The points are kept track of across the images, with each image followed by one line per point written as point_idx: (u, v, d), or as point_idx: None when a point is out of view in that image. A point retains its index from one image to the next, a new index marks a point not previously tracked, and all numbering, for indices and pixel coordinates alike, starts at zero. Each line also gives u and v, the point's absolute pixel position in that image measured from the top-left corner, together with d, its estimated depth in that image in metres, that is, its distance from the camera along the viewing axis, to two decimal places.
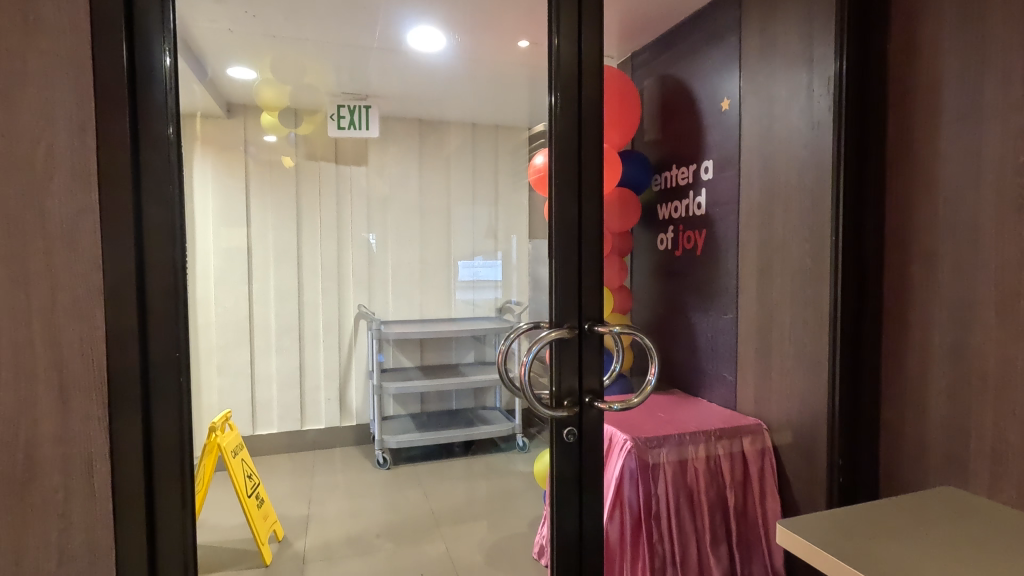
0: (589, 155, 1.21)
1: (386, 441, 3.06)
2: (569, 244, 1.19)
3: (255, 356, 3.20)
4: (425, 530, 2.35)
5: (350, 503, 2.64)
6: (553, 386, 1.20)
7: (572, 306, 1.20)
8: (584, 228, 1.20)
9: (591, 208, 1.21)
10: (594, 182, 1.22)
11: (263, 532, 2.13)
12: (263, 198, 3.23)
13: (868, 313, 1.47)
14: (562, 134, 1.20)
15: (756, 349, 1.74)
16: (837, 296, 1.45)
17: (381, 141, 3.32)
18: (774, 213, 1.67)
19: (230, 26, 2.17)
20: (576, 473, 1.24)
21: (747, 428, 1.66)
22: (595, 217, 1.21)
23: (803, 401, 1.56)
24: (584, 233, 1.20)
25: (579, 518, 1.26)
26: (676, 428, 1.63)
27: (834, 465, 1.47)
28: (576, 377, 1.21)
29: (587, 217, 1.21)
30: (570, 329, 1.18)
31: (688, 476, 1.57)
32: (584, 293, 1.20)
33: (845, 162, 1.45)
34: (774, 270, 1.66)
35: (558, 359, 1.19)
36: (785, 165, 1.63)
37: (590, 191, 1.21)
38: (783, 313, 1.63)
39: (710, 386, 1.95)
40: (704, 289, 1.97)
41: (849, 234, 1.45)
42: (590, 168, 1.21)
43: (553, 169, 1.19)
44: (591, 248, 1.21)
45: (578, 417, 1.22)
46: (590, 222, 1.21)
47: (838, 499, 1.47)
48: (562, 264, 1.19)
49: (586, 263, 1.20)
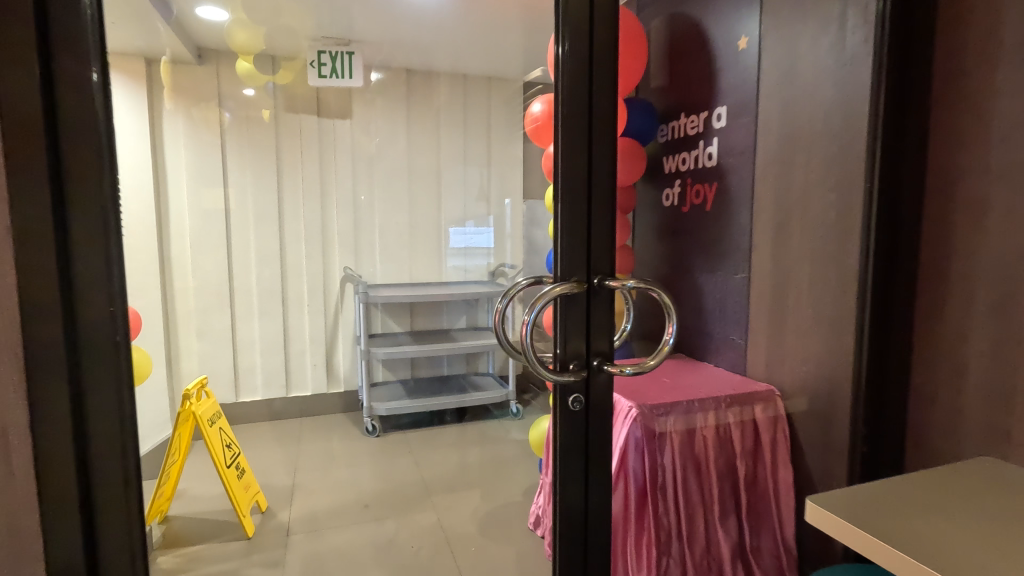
0: (601, 86, 1.04)
1: (375, 408, 2.94)
2: (578, 189, 1.04)
3: (236, 321, 3.07)
4: (417, 498, 2.26)
5: (339, 471, 2.54)
6: (557, 348, 1.07)
7: (580, 260, 1.05)
8: (594, 174, 1.05)
9: (602, 151, 1.05)
10: (608, 121, 1.05)
11: (245, 504, 2.01)
12: (240, 154, 3.00)
13: (900, 271, 1.34)
14: (569, 65, 1.03)
15: (769, 310, 1.62)
16: (869, 252, 1.32)
17: (367, 93, 3.11)
18: (794, 163, 1.52)
19: None
20: (582, 441, 1.12)
21: (759, 394, 1.55)
22: (608, 161, 1.06)
23: (821, 366, 1.45)
24: (594, 178, 1.05)
25: (585, 490, 1.15)
26: (685, 394, 1.52)
27: (857, 434, 1.37)
28: (583, 338, 1.08)
29: (597, 161, 1.05)
30: (578, 284, 1.05)
31: (696, 445, 1.47)
32: (593, 244, 1.06)
33: (884, 103, 1.30)
34: (794, 224, 1.52)
35: (563, 317, 1.06)
36: (809, 109, 1.47)
37: (602, 133, 1.05)
38: (801, 272, 1.50)
39: (716, 350, 1.84)
40: (713, 247, 1.84)
41: (886, 184, 1.31)
42: (602, 105, 1.05)
43: (560, 103, 1.03)
44: (602, 194, 1.06)
45: (585, 383, 1.09)
46: (602, 167, 1.06)
47: (859, 470, 1.38)
48: (568, 211, 1.04)
49: (596, 212, 1.06)
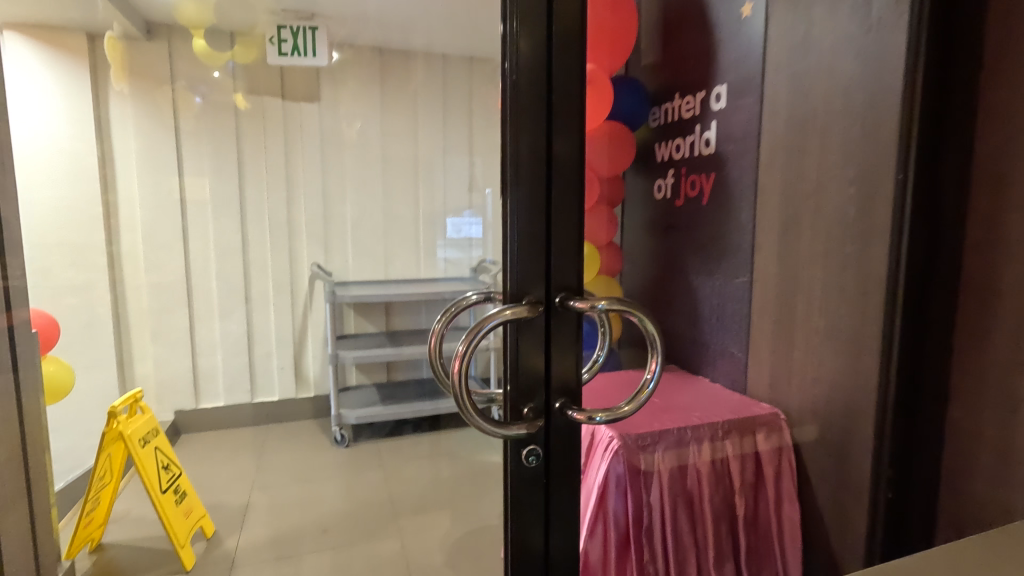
0: (565, 37, 0.77)
1: (343, 417, 2.72)
2: (533, 181, 0.78)
3: (195, 321, 2.84)
4: (380, 521, 2.05)
5: (300, 487, 2.31)
6: (507, 388, 0.80)
7: (538, 272, 0.79)
8: (554, 162, 0.78)
9: (565, 130, 0.78)
10: (573, 91, 0.78)
11: (184, 534, 1.80)
12: (198, 140, 2.74)
13: (938, 282, 1.10)
14: (523, 6, 0.75)
15: (774, 320, 1.40)
16: (902, 258, 1.09)
17: (336, 73, 2.85)
18: (806, 149, 1.29)
19: None
20: (542, 473, 0.85)
21: (761, 419, 1.34)
22: (573, 143, 0.79)
23: (835, 388, 1.23)
24: (552, 166, 0.78)
25: (545, 533, 0.88)
26: (675, 419, 1.31)
27: (881, 477, 1.14)
28: (541, 374, 0.81)
29: (558, 144, 0.78)
30: (535, 305, 0.78)
31: (688, 481, 1.26)
32: (552, 253, 0.79)
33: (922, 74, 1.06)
34: (804, 221, 1.30)
35: (514, 347, 0.79)
36: (824, 85, 1.25)
37: (565, 106, 0.78)
38: (813, 278, 1.28)
39: (712, 362, 1.62)
40: (710, 247, 1.62)
41: (922, 175, 1.08)
42: (565, 69, 0.77)
43: (509, 59, 0.75)
44: (565, 187, 0.79)
45: (544, 431, 0.82)
46: (564, 151, 0.78)
47: (883, 520, 1.15)
48: (519, 209, 0.78)
49: (556, 211, 0.79)
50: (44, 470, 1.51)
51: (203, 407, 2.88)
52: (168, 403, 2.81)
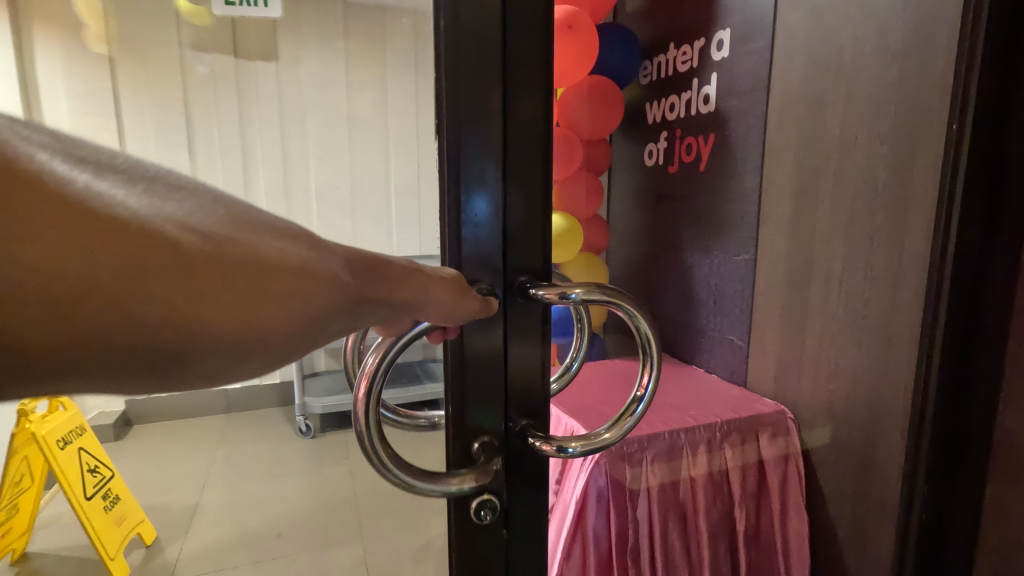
0: None
1: (309, 406, 2.43)
2: (484, 142, 0.55)
3: None
4: (342, 521, 1.88)
5: (258, 483, 2.11)
6: (451, 412, 0.59)
7: (492, 250, 0.57)
8: (509, 120, 0.56)
9: (525, 79, 0.56)
10: (536, 23, 0.56)
11: (114, 544, 1.62)
12: (138, 100, 2.44)
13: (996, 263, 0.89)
14: None
15: (782, 304, 1.21)
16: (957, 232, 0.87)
17: (296, 27, 2.56)
18: (826, 101, 1.09)
19: None
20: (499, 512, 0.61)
21: (764, 419, 1.16)
22: (536, 97, 0.57)
23: (854, 386, 1.05)
24: (508, 127, 0.56)
25: None
26: (667, 420, 1.13)
27: (917, 498, 0.95)
28: (497, 395, 0.60)
29: (516, 99, 0.56)
30: (494, 303, 0.56)
31: (681, 493, 1.08)
32: (509, 241, 0.57)
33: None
34: (821, 187, 1.10)
35: (458, 360, 0.57)
36: (850, 23, 1.04)
37: (525, 46, 0.56)
38: (830, 254, 1.09)
39: (708, 352, 1.44)
40: (707, 220, 1.41)
41: (986, 128, 0.86)
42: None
43: None
44: (525, 156, 0.57)
45: (502, 470, 0.61)
46: (523, 106, 0.56)
47: (915, 548, 0.97)
48: (464, 179, 0.55)
49: (512, 188, 0.57)
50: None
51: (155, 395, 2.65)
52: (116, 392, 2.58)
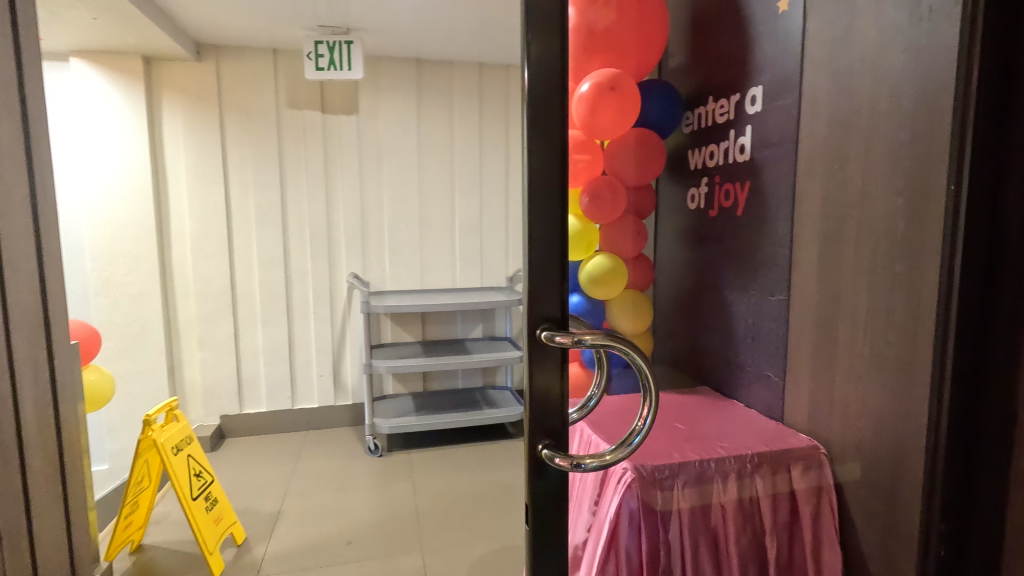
0: (540, 31, 0.67)
1: (377, 426, 2.69)
2: None
3: (239, 328, 2.90)
4: (405, 534, 2.05)
5: (333, 495, 2.33)
6: None
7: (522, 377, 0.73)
8: (531, 171, 0.69)
9: (542, 159, 0.69)
10: (552, 117, 0.69)
11: (212, 541, 1.85)
12: (242, 152, 2.79)
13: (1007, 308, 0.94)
14: (535, 40, 0.67)
15: (813, 343, 1.27)
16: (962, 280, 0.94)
17: (374, 83, 2.87)
18: (848, 157, 1.17)
19: (94, 16, 2.11)
20: None
21: (796, 452, 1.22)
22: (555, 149, 0.70)
23: (880, 423, 1.10)
24: (530, 174, 0.69)
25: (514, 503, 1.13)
26: (697, 449, 1.22)
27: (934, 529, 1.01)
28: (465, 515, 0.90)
29: (539, 149, 0.69)
30: None
31: (712, 519, 1.16)
32: (536, 299, 0.71)
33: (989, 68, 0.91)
34: (847, 235, 1.17)
35: None
36: (869, 84, 1.12)
37: (545, 113, 0.69)
38: (856, 298, 1.16)
39: (747, 386, 1.50)
40: (744, 262, 1.48)
41: (985, 185, 0.93)
42: (541, 92, 0.68)
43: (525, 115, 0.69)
44: (548, 226, 0.70)
45: None
46: (541, 156, 0.69)
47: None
48: None
49: (534, 229, 0.70)
50: (86, 503, 1.48)
51: (245, 413, 2.95)
52: (213, 408, 2.90)
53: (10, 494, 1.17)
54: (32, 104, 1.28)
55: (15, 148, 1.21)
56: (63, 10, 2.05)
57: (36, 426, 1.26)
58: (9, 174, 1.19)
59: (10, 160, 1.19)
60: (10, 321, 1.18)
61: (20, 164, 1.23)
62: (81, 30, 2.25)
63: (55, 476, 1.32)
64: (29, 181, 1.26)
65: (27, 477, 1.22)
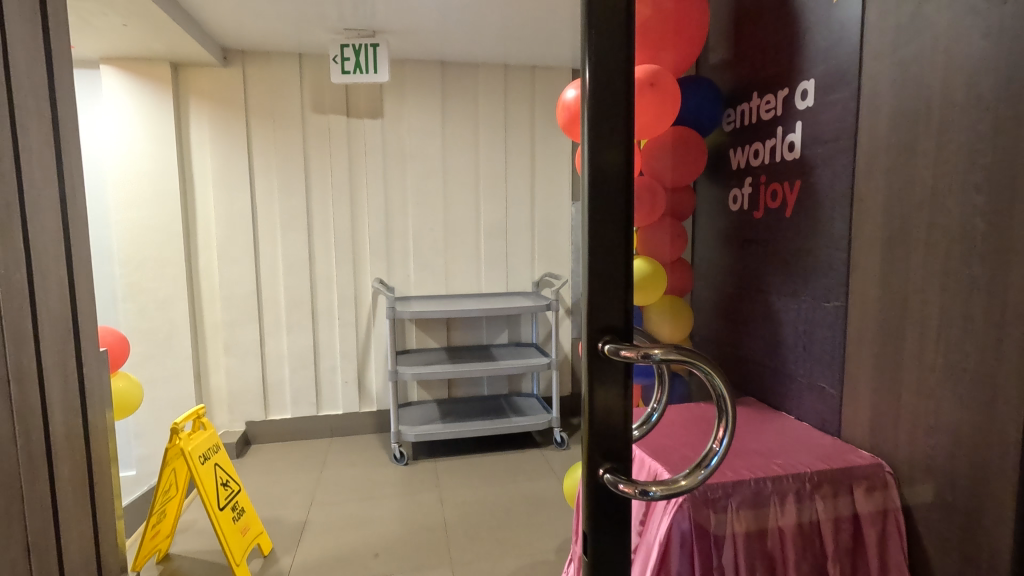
0: (601, 18, 0.61)
1: (403, 434, 2.65)
2: None
3: (265, 334, 2.88)
4: (434, 547, 2.00)
5: (359, 505, 2.29)
6: None
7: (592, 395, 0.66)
8: (593, 174, 0.63)
9: (604, 157, 0.63)
10: (616, 109, 0.63)
11: (239, 552, 1.82)
12: (268, 157, 2.78)
13: None
14: (598, 29, 0.62)
15: (875, 354, 1.19)
16: None
17: (399, 86, 2.84)
18: (917, 153, 1.08)
19: (123, 21, 2.11)
20: None
21: (858, 471, 1.14)
22: (617, 148, 0.64)
23: (957, 442, 1.02)
24: (591, 174, 0.63)
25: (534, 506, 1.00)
26: (752, 466, 1.14)
27: None
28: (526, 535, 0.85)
29: (600, 151, 0.63)
30: None
31: (768, 540, 1.10)
32: (597, 310, 0.65)
33: None
34: (915, 237, 1.09)
35: None
36: (941, 73, 1.03)
37: (609, 110, 0.63)
38: (925, 305, 1.07)
39: (796, 398, 1.41)
40: (793, 265, 1.38)
41: None
42: (604, 84, 0.62)
43: (588, 109, 0.63)
44: (610, 229, 0.64)
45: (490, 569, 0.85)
46: (605, 156, 0.63)
47: None
48: None
49: (595, 234, 0.64)
50: (114, 513, 1.45)
51: (271, 419, 2.94)
52: (239, 414, 2.89)
53: (40, 508, 1.14)
54: (63, 109, 1.26)
55: (46, 154, 1.19)
56: (92, 16, 2.05)
57: (64, 436, 1.23)
58: (39, 178, 1.17)
59: (40, 163, 1.17)
60: (38, 329, 1.15)
61: (50, 168, 1.21)
62: (110, 37, 2.26)
63: (83, 487, 1.29)
64: (58, 186, 1.24)
65: (55, 489, 1.19)
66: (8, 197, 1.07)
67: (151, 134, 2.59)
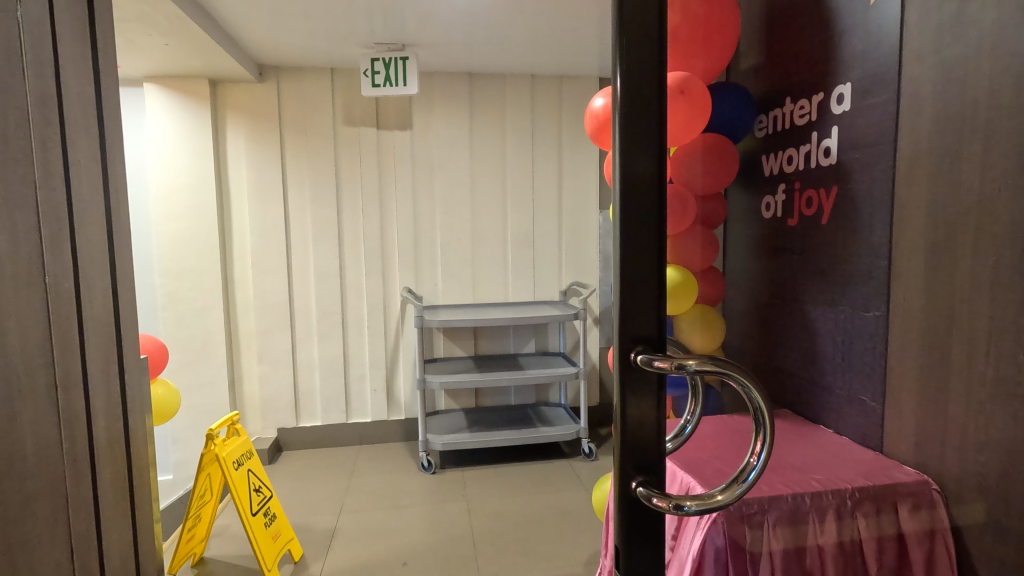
0: (632, 27, 0.61)
1: (431, 443, 2.66)
2: None
3: (297, 343, 2.94)
4: (462, 557, 1.99)
5: (387, 513, 2.30)
6: None
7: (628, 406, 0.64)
8: (626, 182, 0.63)
9: (637, 164, 0.62)
10: (649, 118, 0.62)
11: (270, 558, 1.85)
12: (301, 169, 2.85)
13: None
14: (628, 38, 0.61)
15: (920, 366, 1.14)
16: None
17: (427, 99, 2.89)
18: (963, 156, 1.04)
19: (165, 41, 2.20)
20: None
21: (903, 488, 1.09)
22: (651, 157, 0.63)
23: (1011, 459, 0.97)
24: (622, 185, 0.63)
25: None
26: (788, 481, 1.11)
27: None
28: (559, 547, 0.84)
29: (633, 161, 0.62)
30: None
31: (807, 558, 1.06)
32: (630, 322, 0.64)
33: None
34: (962, 244, 1.05)
35: None
36: (988, 75, 0.99)
37: (641, 117, 0.62)
38: (973, 315, 1.03)
39: (835, 412, 1.36)
40: (831, 274, 1.34)
41: None
42: (637, 94, 0.62)
43: (619, 118, 0.62)
44: (642, 238, 0.63)
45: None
46: (638, 166, 0.63)
47: None
48: None
49: (627, 244, 0.63)
50: (152, 516, 1.48)
51: (302, 426, 2.98)
52: (271, 420, 2.95)
53: (83, 509, 1.18)
54: (109, 126, 1.32)
55: (94, 168, 1.24)
56: (136, 37, 2.14)
57: (106, 440, 1.26)
58: (87, 192, 1.22)
59: (87, 179, 1.22)
60: (84, 337, 1.19)
61: (96, 183, 1.26)
62: (154, 56, 2.35)
63: (123, 491, 1.33)
64: (105, 200, 1.29)
65: (97, 492, 1.23)
66: (59, 211, 1.12)
67: (190, 148, 2.67)
